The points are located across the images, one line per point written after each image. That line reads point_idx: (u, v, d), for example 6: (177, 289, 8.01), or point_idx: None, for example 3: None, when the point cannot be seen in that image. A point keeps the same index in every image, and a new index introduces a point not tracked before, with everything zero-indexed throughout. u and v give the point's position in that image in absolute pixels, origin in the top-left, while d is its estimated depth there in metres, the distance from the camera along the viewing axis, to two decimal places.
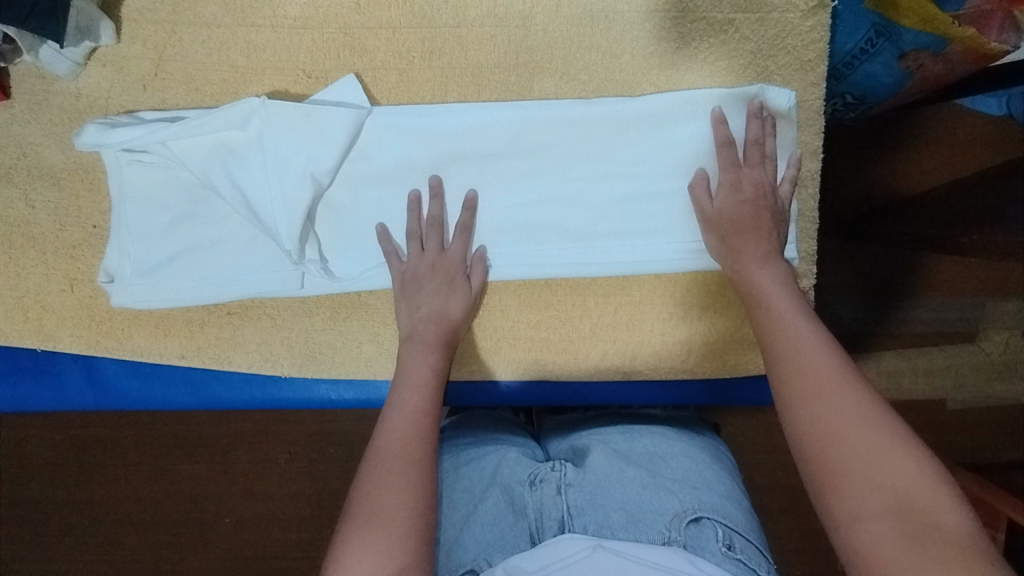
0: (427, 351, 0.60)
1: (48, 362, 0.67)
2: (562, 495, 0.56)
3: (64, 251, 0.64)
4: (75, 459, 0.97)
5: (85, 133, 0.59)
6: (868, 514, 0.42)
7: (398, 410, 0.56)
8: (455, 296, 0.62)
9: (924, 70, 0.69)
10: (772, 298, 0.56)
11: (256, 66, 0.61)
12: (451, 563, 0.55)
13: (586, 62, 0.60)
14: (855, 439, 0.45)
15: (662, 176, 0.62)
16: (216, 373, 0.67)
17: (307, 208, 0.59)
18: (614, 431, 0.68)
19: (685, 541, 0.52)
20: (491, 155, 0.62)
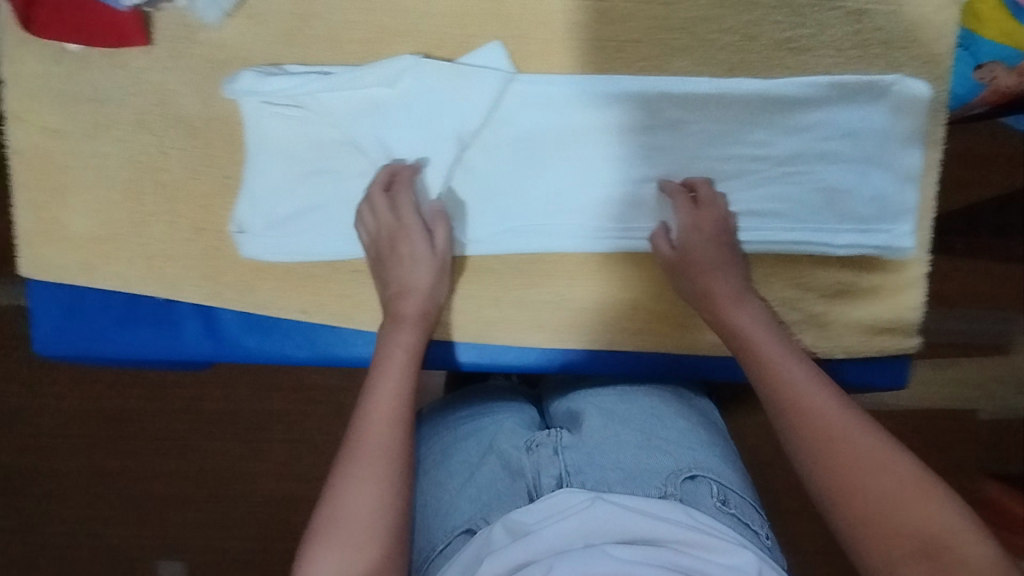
0: (405, 329, 0.59)
1: (168, 311, 0.67)
2: (559, 455, 0.58)
3: (194, 199, 0.64)
4: None
5: (241, 81, 0.60)
6: (899, 557, 0.46)
7: (372, 412, 0.53)
8: (425, 266, 0.60)
9: (995, 85, 0.66)
10: (764, 351, 0.58)
11: (403, 27, 0.62)
12: (445, 527, 0.56)
13: (725, 43, 0.62)
14: (877, 492, 0.48)
15: (790, 160, 0.64)
16: (333, 329, 0.66)
17: (448, 170, 0.61)
18: (611, 393, 0.66)
19: (682, 495, 0.55)
20: (626, 128, 0.63)
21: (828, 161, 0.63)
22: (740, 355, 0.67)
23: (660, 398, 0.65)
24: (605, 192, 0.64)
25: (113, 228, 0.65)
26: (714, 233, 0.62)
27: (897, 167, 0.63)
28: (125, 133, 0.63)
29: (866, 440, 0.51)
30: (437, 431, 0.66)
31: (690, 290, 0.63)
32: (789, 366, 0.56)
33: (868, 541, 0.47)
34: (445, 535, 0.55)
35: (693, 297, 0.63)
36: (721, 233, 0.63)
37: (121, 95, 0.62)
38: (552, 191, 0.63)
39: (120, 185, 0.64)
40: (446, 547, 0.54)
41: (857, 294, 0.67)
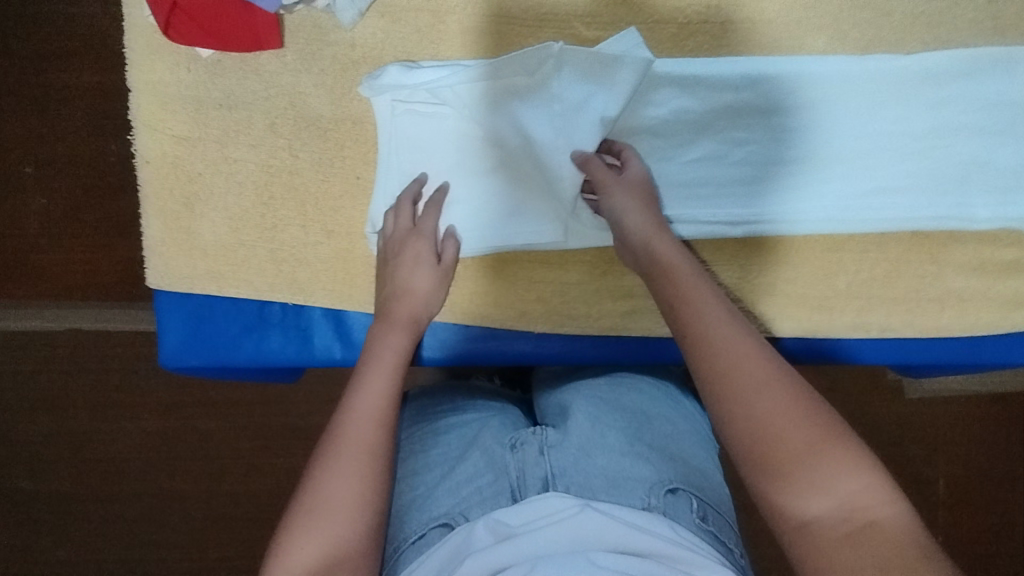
0: (393, 330, 0.56)
1: (297, 316, 0.66)
2: (545, 457, 0.55)
3: (324, 202, 0.63)
4: (232, 439, 0.94)
5: (385, 76, 0.60)
6: (823, 526, 0.42)
7: (359, 404, 0.50)
8: (424, 271, 0.59)
9: None
10: (715, 319, 0.50)
11: (536, 19, 0.62)
12: (421, 518, 0.54)
13: (857, 20, 0.63)
14: (804, 450, 0.43)
15: (926, 134, 0.63)
16: (464, 328, 0.66)
17: (585, 158, 0.59)
18: (603, 386, 0.66)
19: (665, 508, 0.52)
20: (762, 109, 0.62)
21: (966, 133, 0.63)
22: (880, 335, 0.66)
23: (646, 393, 0.65)
24: (741, 175, 0.63)
25: (243, 235, 0.64)
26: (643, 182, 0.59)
27: None
28: (256, 137, 0.62)
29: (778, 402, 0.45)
30: (427, 424, 0.67)
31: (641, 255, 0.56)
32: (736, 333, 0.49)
33: (789, 495, 0.43)
34: (420, 524, 0.54)
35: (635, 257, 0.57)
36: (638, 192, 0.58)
37: (252, 99, 0.62)
38: (687, 179, 0.63)
39: (250, 190, 0.63)
40: (420, 538, 0.52)
41: (996, 269, 0.66)
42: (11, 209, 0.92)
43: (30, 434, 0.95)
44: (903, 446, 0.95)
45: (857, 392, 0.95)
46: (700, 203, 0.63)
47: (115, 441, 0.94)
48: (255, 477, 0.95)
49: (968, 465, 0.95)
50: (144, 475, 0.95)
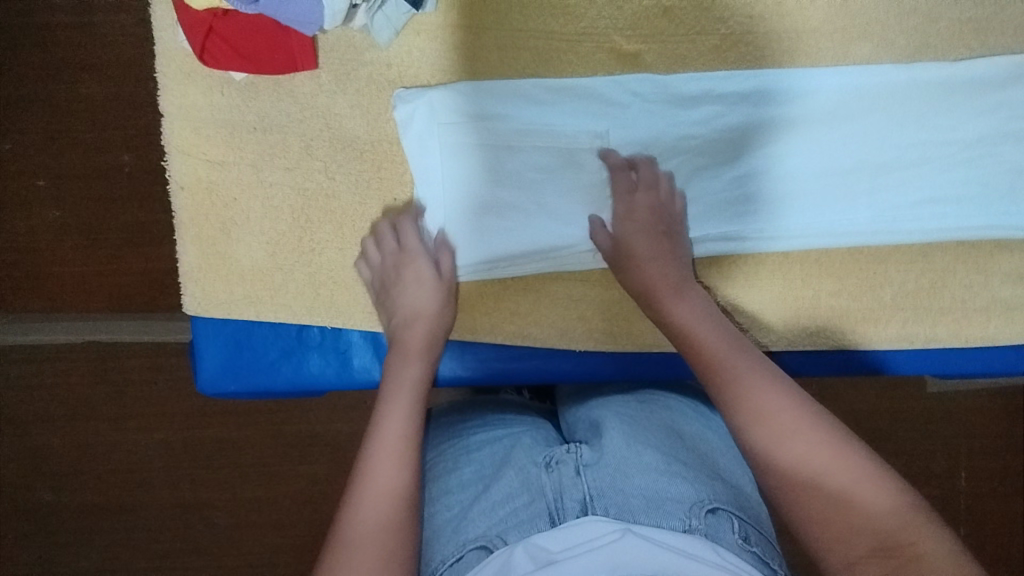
0: (410, 358, 0.58)
1: (336, 339, 0.64)
2: (582, 477, 0.52)
3: (361, 224, 0.62)
4: (259, 457, 0.93)
5: (414, 92, 0.60)
6: (859, 556, 0.43)
7: (389, 394, 0.56)
8: (425, 290, 0.60)
9: None
10: (738, 364, 0.53)
11: (573, 34, 0.60)
12: (457, 541, 0.50)
13: (903, 27, 0.61)
14: (828, 485, 0.46)
15: (969, 142, 0.62)
16: (504, 347, 0.64)
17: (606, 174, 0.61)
18: (630, 400, 0.64)
19: (706, 529, 0.48)
20: (801, 121, 0.61)
21: (1012, 140, 0.62)
22: (927, 345, 0.65)
23: (670, 410, 0.63)
24: (783, 188, 0.62)
25: (281, 259, 0.63)
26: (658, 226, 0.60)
27: None
28: (291, 159, 0.61)
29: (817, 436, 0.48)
30: (449, 441, 0.63)
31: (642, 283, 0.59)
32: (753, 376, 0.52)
33: (820, 514, 0.45)
34: (455, 547, 0.50)
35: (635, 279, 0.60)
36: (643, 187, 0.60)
37: (287, 121, 0.61)
38: (726, 194, 0.62)
39: (286, 213, 0.62)
40: (458, 562, 0.48)
41: None
42: (31, 226, 0.91)
43: (55, 453, 0.94)
44: (941, 453, 0.93)
45: (896, 400, 0.92)
46: (741, 218, 0.62)
47: (145, 461, 0.94)
48: (282, 493, 0.94)
49: (1006, 471, 0.93)
50: (171, 493, 0.94)
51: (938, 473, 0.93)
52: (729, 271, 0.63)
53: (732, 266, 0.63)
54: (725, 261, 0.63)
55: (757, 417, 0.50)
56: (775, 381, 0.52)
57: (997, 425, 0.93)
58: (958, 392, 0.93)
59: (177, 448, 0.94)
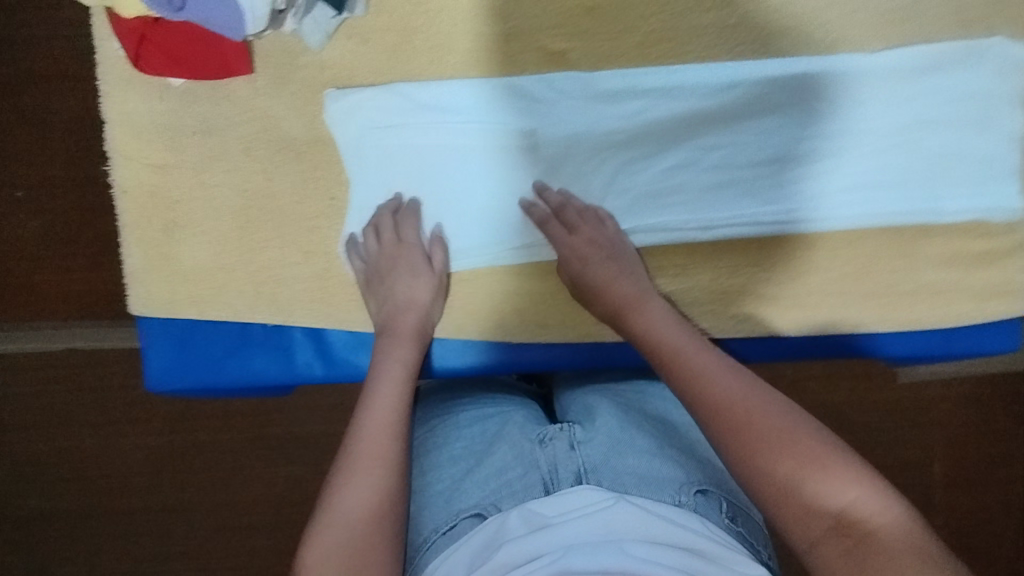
0: (400, 342, 0.60)
1: (279, 336, 0.66)
2: (577, 451, 0.55)
3: (301, 223, 0.64)
4: (224, 458, 0.95)
5: (346, 94, 0.61)
6: (818, 537, 0.42)
7: (381, 373, 0.57)
8: (406, 257, 0.62)
9: None
10: (697, 359, 0.53)
11: (501, 34, 0.62)
12: (449, 510, 0.53)
13: (821, 21, 0.62)
14: (782, 471, 0.44)
15: (890, 132, 0.63)
16: (441, 339, 0.65)
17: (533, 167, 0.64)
18: (625, 386, 0.66)
19: (696, 506, 0.51)
20: (722, 114, 0.63)
21: (932, 128, 0.63)
22: (857, 331, 0.66)
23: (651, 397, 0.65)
24: (706, 181, 0.64)
25: (223, 259, 0.64)
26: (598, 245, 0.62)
27: (1005, 130, 0.63)
28: (229, 161, 0.63)
29: (774, 422, 0.47)
30: (440, 417, 0.64)
31: (620, 300, 0.60)
32: (712, 371, 0.51)
33: (778, 493, 0.44)
34: (449, 516, 0.53)
35: (603, 298, 0.60)
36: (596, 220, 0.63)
37: (225, 124, 0.63)
38: (653, 187, 0.64)
39: (226, 214, 0.64)
40: (452, 530, 0.51)
41: (972, 261, 0.65)
42: None
43: (23, 457, 0.95)
44: (904, 444, 0.93)
45: (856, 391, 0.93)
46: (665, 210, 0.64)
47: (111, 463, 0.95)
48: (247, 493, 0.95)
49: (970, 458, 0.93)
50: (137, 495, 0.95)
51: (901, 464, 0.94)
52: (660, 263, 0.65)
53: (662, 257, 0.65)
54: (654, 253, 0.65)
55: (714, 411, 0.49)
56: (733, 378, 0.51)
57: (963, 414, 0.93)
58: (922, 382, 0.92)
59: (143, 451, 0.95)
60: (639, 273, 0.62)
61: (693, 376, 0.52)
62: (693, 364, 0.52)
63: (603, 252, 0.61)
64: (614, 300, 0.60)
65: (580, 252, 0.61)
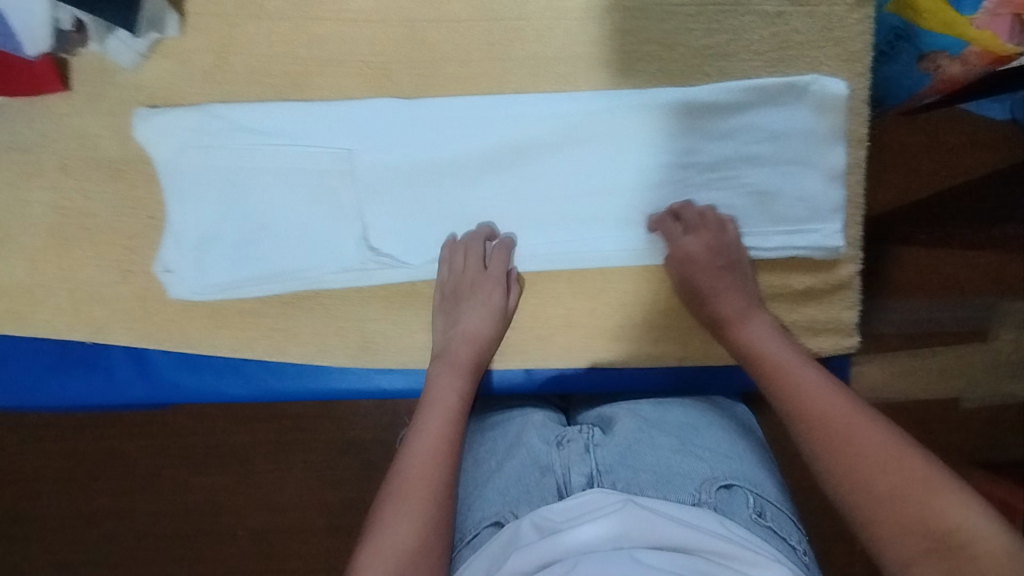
0: (455, 373, 0.61)
1: (98, 354, 0.67)
2: (590, 454, 0.58)
3: (119, 242, 0.64)
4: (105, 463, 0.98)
5: (153, 114, 0.61)
6: (913, 558, 0.45)
7: (433, 403, 0.59)
8: (483, 288, 0.63)
9: (942, 72, 0.76)
10: (794, 366, 0.57)
11: (318, 58, 0.62)
12: (474, 518, 0.57)
13: (642, 55, 0.62)
14: (907, 458, 0.48)
15: (709, 168, 0.63)
16: (270, 364, 0.68)
17: (348, 193, 0.63)
18: (648, 402, 0.67)
19: (716, 503, 0.53)
20: (542, 145, 0.63)
21: (752, 165, 0.63)
22: (677, 364, 0.68)
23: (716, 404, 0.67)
24: (525, 211, 0.64)
25: (41, 275, 0.65)
26: (717, 253, 0.62)
27: (824, 167, 0.63)
28: (47, 179, 0.63)
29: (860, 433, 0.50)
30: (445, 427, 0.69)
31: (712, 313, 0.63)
32: (811, 385, 0.54)
33: (887, 511, 0.47)
34: (473, 524, 0.56)
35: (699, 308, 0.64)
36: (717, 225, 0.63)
37: (43, 141, 0.63)
38: (472, 216, 0.64)
39: (45, 231, 0.64)
40: (474, 538, 0.55)
41: (789, 299, 0.67)
42: None
43: None
44: None
45: None
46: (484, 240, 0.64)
47: None
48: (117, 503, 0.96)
49: None
50: None
51: None
52: None
53: None
54: None
55: (819, 426, 0.52)
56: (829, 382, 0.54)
57: None
58: None
59: None
60: (747, 285, 0.63)
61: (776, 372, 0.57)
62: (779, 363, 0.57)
63: (717, 260, 0.62)
64: (726, 313, 0.62)
65: (692, 255, 0.62)
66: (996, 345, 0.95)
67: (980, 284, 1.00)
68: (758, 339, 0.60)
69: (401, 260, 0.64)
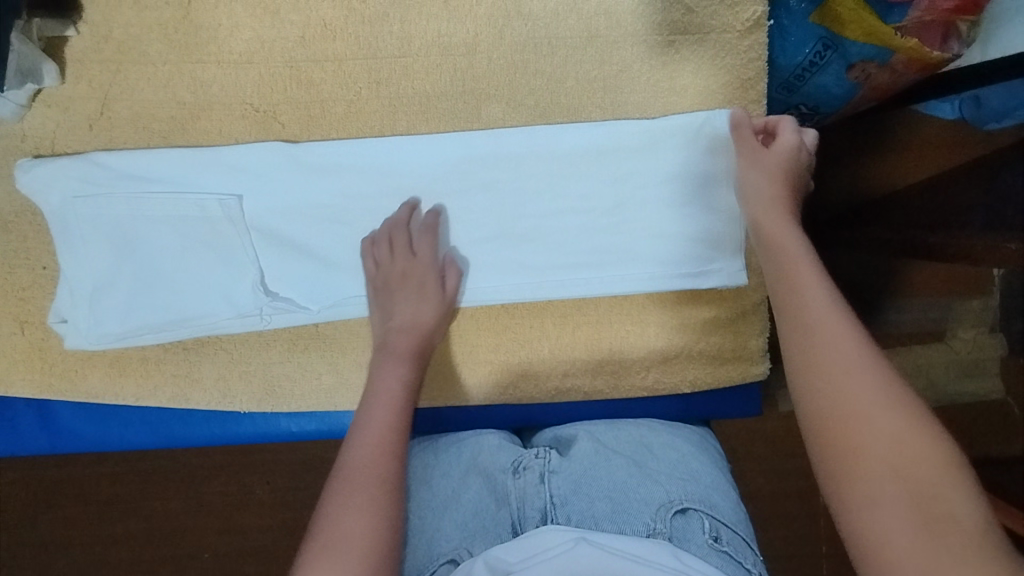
0: (397, 362, 0.61)
1: (2, 407, 0.66)
2: (545, 484, 0.58)
3: (13, 294, 0.63)
4: (48, 500, 0.99)
5: (39, 165, 0.60)
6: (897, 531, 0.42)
7: (375, 395, 0.59)
8: (424, 270, 0.62)
9: (872, 79, 0.74)
10: (826, 323, 0.50)
11: (203, 102, 0.61)
12: (431, 554, 0.57)
13: (531, 87, 0.62)
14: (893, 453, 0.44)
15: (607, 208, 0.63)
16: (176, 411, 0.67)
17: (242, 242, 0.62)
18: (601, 422, 0.67)
19: (671, 532, 0.54)
20: (436, 186, 0.62)
21: (650, 205, 0.63)
22: (589, 397, 0.67)
23: (666, 423, 0.67)
24: None
25: None
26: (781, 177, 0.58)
27: (721, 207, 0.63)
28: None
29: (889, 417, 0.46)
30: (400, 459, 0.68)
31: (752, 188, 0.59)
32: (856, 367, 0.47)
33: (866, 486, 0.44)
34: (429, 561, 0.56)
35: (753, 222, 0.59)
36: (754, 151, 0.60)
37: None
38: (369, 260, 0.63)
39: None
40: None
41: (698, 327, 0.66)
42: None
43: None
44: None
45: None
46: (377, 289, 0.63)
47: None
48: None
49: (787, 501, 0.93)
50: None
51: None
52: None
53: None
54: None
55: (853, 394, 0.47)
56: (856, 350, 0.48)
57: (780, 454, 0.92)
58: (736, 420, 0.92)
59: None
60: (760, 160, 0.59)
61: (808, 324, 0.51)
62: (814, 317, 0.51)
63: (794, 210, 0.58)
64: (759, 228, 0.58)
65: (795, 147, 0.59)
66: (954, 343, 0.98)
67: (930, 285, 0.98)
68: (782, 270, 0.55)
69: (298, 306, 0.63)
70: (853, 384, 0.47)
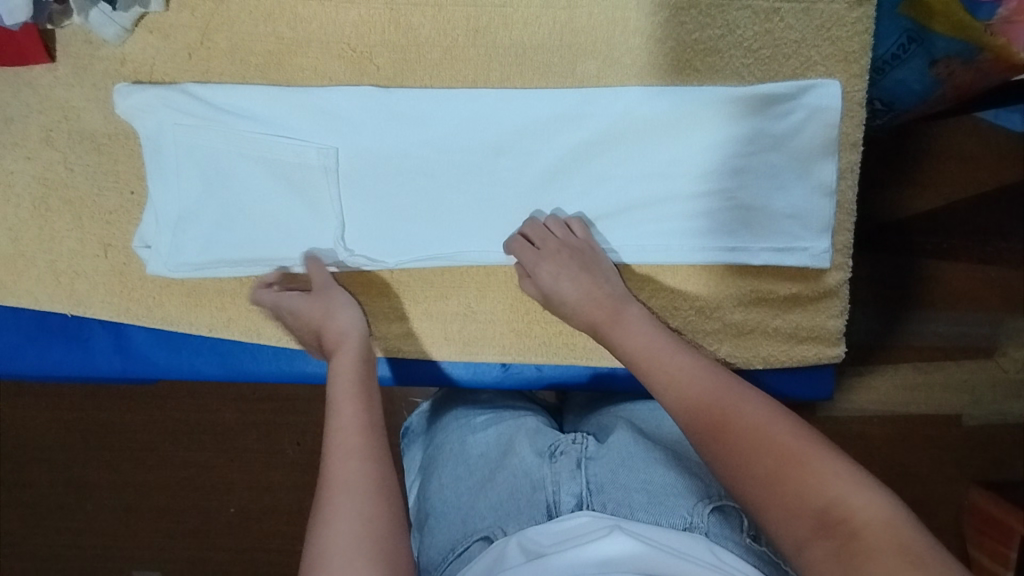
0: (344, 352, 0.57)
1: (78, 326, 0.67)
2: (581, 470, 0.54)
3: (99, 216, 0.65)
4: (82, 442, 0.97)
5: (136, 88, 0.61)
6: (804, 539, 0.39)
7: (335, 382, 0.54)
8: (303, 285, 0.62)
9: (954, 78, 0.68)
10: (674, 361, 0.53)
11: (302, 38, 0.62)
12: (463, 532, 0.54)
13: (628, 46, 0.61)
14: (776, 448, 0.44)
15: (699, 176, 0.62)
16: (246, 344, 0.67)
17: (329, 183, 0.62)
18: (645, 408, 0.66)
19: (708, 527, 0.48)
20: (526, 139, 0.62)
21: (748, 174, 0.61)
22: None
23: None
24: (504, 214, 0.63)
25: (23, 246, 0.65)
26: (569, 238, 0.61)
27: (819, 181, 0.61)
28: (33, 150, 0.64)
29: (751, 420, 0.46)
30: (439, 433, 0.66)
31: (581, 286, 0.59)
32: (736, 406, 0.47)
33: (773, 510, 0.41)
34: (462, 538, 0.54)
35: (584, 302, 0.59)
36: (584, 267, 0.60)
37: (28, 111, 0.64)
38: (456, 217, 0.63)
39: (28, 203, 0.65)
40: (464, 552, 0.52)
41: (775, 302, 0.65)
42: None
43: None
44: None
45: None
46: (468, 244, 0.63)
47: None
48: (102, 477, 0.97)
49: None
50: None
51: None
52: (461, 281, 0.66)
53: (464, 276, 0.65)
54: (455, 271, 0.65)
55: (718, 416, 0.47)
56: (735, 384, 0.50)
57: None
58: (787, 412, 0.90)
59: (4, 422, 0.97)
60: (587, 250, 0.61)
61: (667, 382, 0.51)
62: (675, 366, 0.52)
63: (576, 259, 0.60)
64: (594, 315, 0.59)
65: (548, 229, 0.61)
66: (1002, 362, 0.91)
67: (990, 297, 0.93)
68: (618, 329, 0.57)
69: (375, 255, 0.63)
70: (738, 426, 0.46)
